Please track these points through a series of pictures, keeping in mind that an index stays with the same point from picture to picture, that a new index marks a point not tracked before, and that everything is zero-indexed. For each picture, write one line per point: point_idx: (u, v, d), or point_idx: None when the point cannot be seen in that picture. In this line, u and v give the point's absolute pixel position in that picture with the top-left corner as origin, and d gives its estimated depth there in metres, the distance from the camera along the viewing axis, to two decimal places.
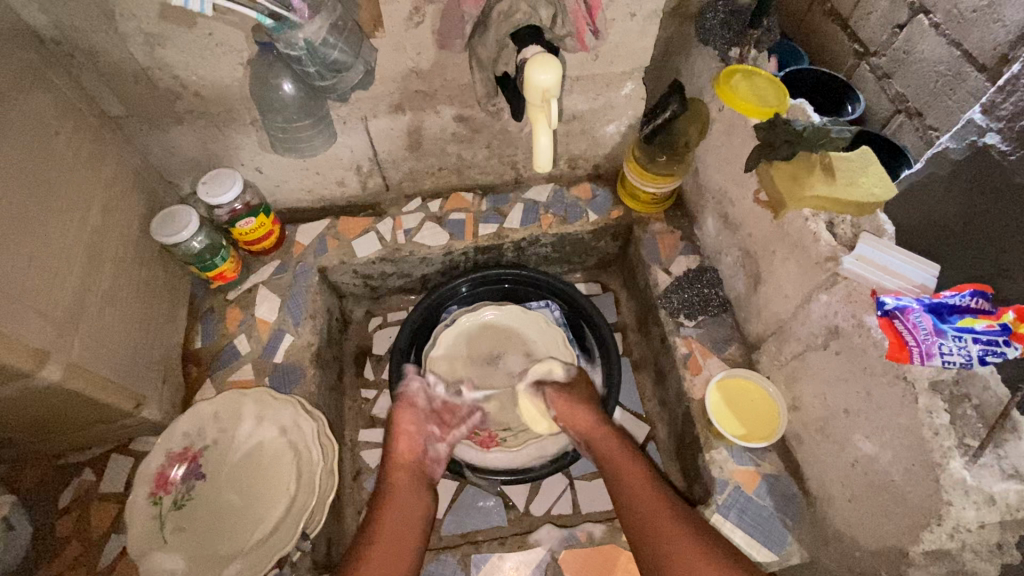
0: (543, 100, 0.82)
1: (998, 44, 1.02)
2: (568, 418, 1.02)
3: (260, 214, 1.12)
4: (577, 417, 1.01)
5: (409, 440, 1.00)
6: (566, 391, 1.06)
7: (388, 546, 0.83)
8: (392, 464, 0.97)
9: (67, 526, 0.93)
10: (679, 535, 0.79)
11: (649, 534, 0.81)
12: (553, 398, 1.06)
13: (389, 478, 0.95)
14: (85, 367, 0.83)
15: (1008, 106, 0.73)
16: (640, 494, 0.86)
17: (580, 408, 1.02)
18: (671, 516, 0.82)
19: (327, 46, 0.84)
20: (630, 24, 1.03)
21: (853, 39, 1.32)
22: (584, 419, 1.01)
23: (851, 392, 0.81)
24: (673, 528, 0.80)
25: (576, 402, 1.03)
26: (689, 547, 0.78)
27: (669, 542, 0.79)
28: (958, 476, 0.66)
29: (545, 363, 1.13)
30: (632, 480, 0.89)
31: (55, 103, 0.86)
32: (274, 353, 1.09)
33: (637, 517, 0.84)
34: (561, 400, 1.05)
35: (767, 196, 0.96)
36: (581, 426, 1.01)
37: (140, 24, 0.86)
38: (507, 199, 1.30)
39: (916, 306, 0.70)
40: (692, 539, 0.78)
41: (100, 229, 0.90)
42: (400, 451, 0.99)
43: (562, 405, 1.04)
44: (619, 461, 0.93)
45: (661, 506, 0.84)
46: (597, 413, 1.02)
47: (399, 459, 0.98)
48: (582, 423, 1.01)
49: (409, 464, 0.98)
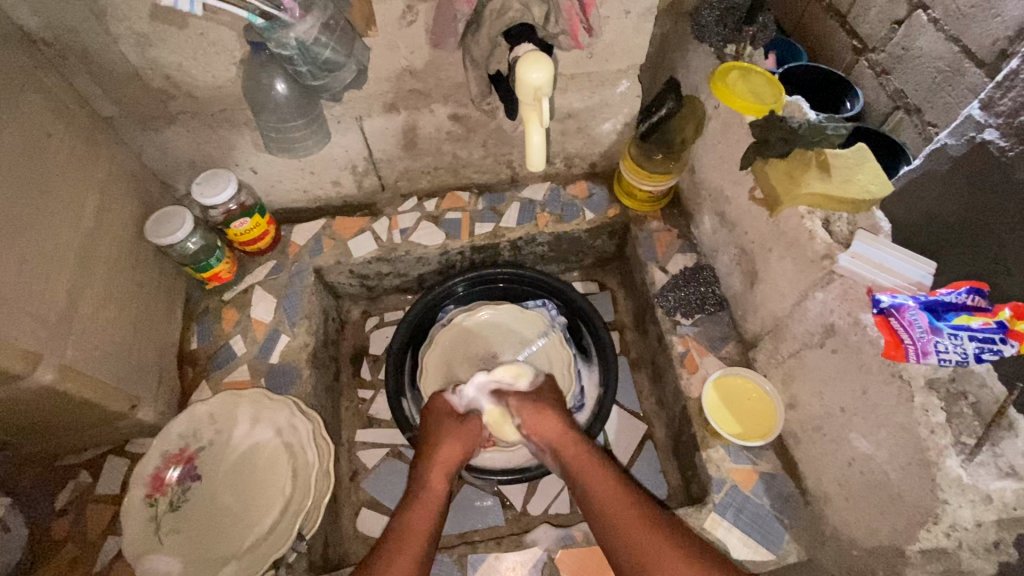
0: (535, 99, 0.82)
1: (996, 39, 1.02)
2: (536, 426, 0.98)
3: (255, 214, 1.11)
4: (546, 426, 0.97)
5: (463, 443, 0.97)
6: (530, 400, 1.01)
7: (414, 549, 0.81)
8: (432, 464, 0.94)
9: (63, 528, 0.93)
10: (660, 543, 0.78)
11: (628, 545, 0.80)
12: (518, 408, 1.01)
13: (428, 479, 0.91)
14: (79, 368, 0.83)
15: (1007, 101, 0.72)
16: (615, 502, 0.85)
17: (547, 416, 0.99)
18: (651, 524, 0.81)
19: (319, 45, 0.83)
20: (624, 21, 1.02)
21: (851, 35, 1.31)
22: (554, 425, 0.97)
23: (847, 391, 0.81)
24: (652, 536, 0.79)
25: (543, 408, 1.00)
26: (670, 555, 0.77)
27: (649, 553, 0.78)
28: (954, 475, 0.66)
29: (511, 367, 1.07)
30: (605, 489, 0.87)
31: (47, 104, 0.86)
32: (270, 353, 1.08)
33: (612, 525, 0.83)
34: (529, 404, 1.01)
35: (762, 194, 0.96)
36: (547, 433, 0.97)
37: (131, 24, 0.86)
38: (503, 198, 1.30)
39: (911, 304, 0.70)
40: (672, 545, 0.78)
41: (94, 232, 0.90)
42: (448, 451, 0.96)
43: (528, 414, 0.99)
44: (586, 469, 0.91)
45: (637, 515, 0.82)
46: (564, 420, 0.99)
47: (444, 459, 0.94)
48: (551, 430, 0.97)
49: (452, 468, 0.94)
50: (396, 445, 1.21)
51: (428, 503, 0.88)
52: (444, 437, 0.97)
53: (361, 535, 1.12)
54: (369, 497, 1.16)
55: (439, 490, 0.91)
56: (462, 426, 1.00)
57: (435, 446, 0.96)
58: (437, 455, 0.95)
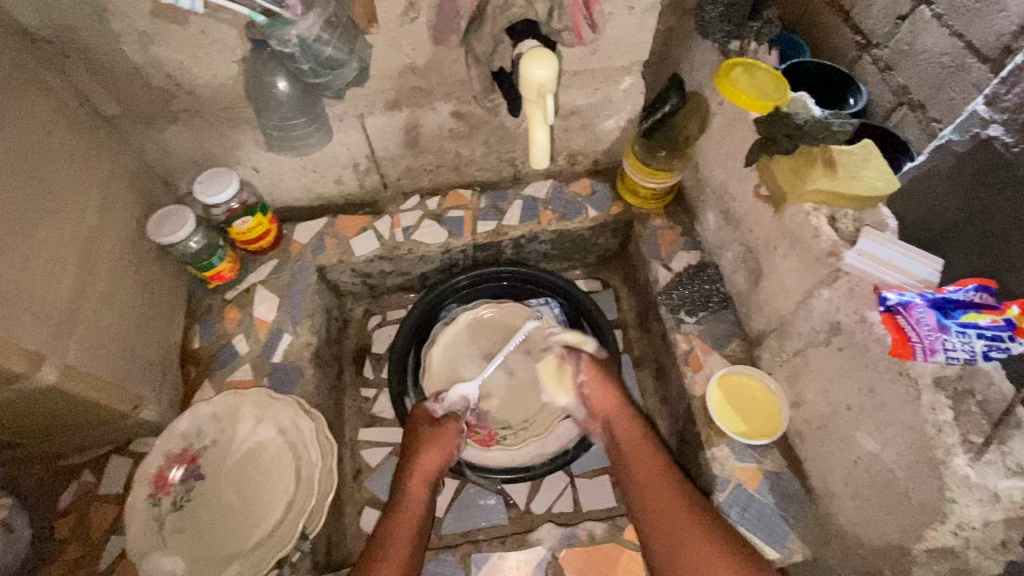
0: (538, 96, 0.81)
1: (1001, 35, 1.01)
2: (595, 395, 1.04)
3: (257, 213, 1.11)
4: (604, 397, 1.03)
5: (443, 449, 0.98)
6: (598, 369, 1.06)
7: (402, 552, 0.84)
8: (412, 470, 0.95)
9: (66, 528, 0.93)
10: (687, 519, 0.83)
11: (665, 524, 0.84)
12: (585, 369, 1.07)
13: (406, 486, 0.93)
14: (82, 368, 0.82)
15: (1012, 97, 0.71)
16: (653, 478, 0.90)
17: (608, 386, 1.04)
18: (682, 500, 0.86)
19: (321, 42, 0.83)
20: (628, 18, 1.01)
21: (855, 31, 1.30)
22: (609, 399, 1.03)
23: (853, 389, 0.80)
24: (683, 511, 0.84)
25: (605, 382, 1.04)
26: (695, 532, 0.81)
27: (678, 527, 0.83)
28: (961, 474, 0.66)
29: (577, 332, 1.12)
30: (646, 466, 0.92)
31: (48, 103, 0.85)
32: (273, 352, 1.08)
33: (647, 500, 0.88)
34: (593, 373, 1.06)
35: (767, 191, 0.95)
36: (606, 403, 1.03)
37: (132, 22, 0.86)
38: (506, 195, 1.29)
39: (919, 302, 0.69)
40: (699, 523, 0.82)
41: (95, 230, 0.90)
42: (426, 458, 0.97)
43: (592, 381, 1.05)
44: (633, 446, 0.96)
45: (674, 491, 0.87)
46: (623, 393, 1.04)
47: (422, 467, 0.96)
48: (609, 401, 1.03)
49: (431, 473, 0.96)
50: (399, 444, 1.20)
51: (411, 509, 0.90)
52: (422, 443, 0.98)
53: (365, 534, 1.11)
54: (372, 496, 1.15)
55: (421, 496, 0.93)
56: (439, 430, 1.00)
57: (415, 453, 0.97)
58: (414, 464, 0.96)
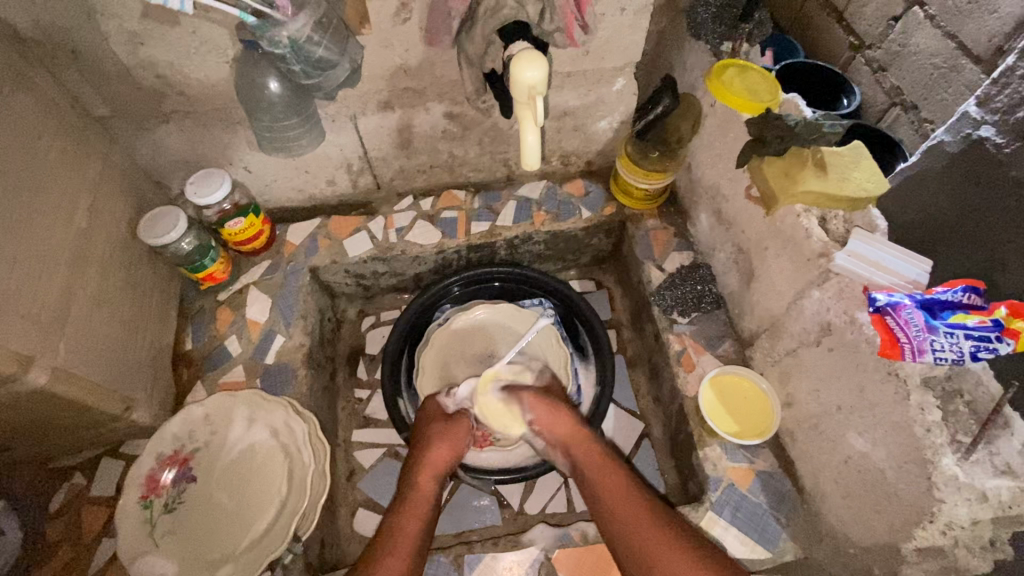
0: (529, 97, 0.81)
1: (993, 36, 1.02)
2: (547, 425, 0.97)
3: (250, 214, 1.11)
4: (558, 424, 0.96)
5: (454, 444, 0.96)
6: (544, 396, 0.99)
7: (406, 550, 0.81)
8: (421, 465, 0.93)
9: (58, 530, 0.93)
10: (665, 541, 0.79)
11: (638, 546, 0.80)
12: (533, 403, 0.98)
13: (416, 482, 0.91)
14: (72, 370, 0.82)
15: (1003, 98, 0.72)
16: (621, 499, 0.85)
17: (560, 410, 0.97)
18: (656, 521, 0.81)
19: (312, 43, 0.83)
20: (620, 19, 1.02)
21: (848, 32, 1.31)
22: (565, 425, 0.96)
23: (843, 389, 0.81)
24: (659, 534, 0.80)
25: (556, 407, 0.98)
26: (674, 554, 0.77)
27: (656, 551, 0.78)
28: (949, 473, 0.66)
29: (513, 367, 1.06)
30: (614, 485, 0.87)
31: (38, 105, 0.85)
32: (266, 354, 1.08)
33: (620, 522, 0.83)
34: (542, 401, 0.99)
35: (758, 192, 0.96)
36: (560, 428, 0.96)
37: (122, 23, 0.86)
38: (499, 196, 1.29)
39: (908, 303, 0.70)
40: (677, 545, 0.78)
41: (86, 232, 0.89)
42: (437, 453, 0.94)
43: (541, 411, 0.98)
44: (597, 467, 0.91)
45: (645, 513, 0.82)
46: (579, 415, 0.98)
47: (433, 461, 0.93)
48: (564, 425, 0.96)
49: (441, 470, 0.93)
50: (393, 445, 1.20)
51: (417, 505, 0.87)
52: (434, 438, 0.96)
53: (358, 535, 1.11)
54: (365, 497, 1.15)
55: (427, 492, 0.90)
56: (453, 425, 0.98)
57: (425, 448, 0.94)
58: (424, 458, 0.93)
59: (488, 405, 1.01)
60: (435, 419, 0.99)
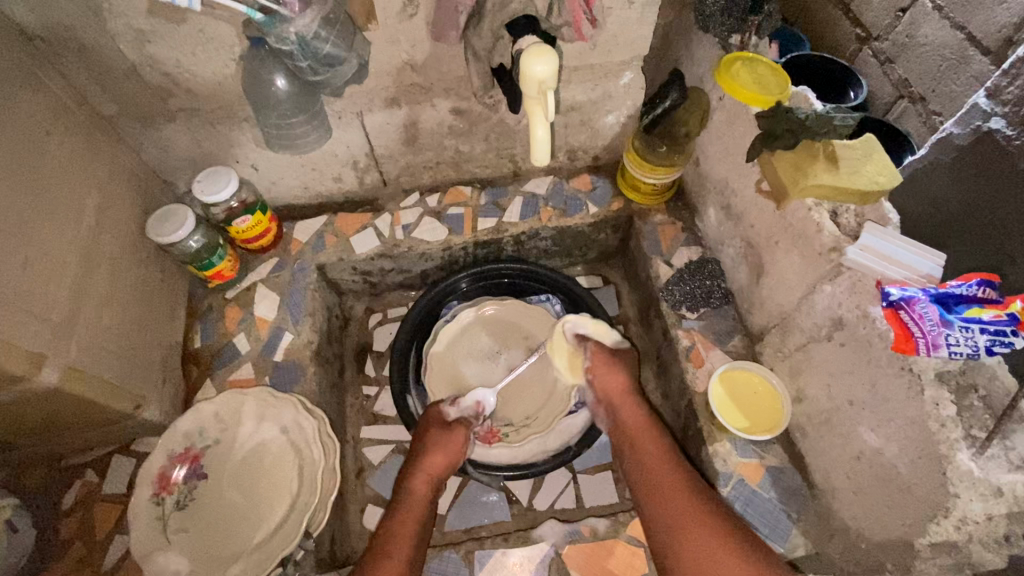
0: (539, 92, 0.81)
1: (1002, 27, 1.00)
2: (603, 381, 1.03)
3: (257, 211, 1.10)
4: (613, 383, 1.02)
5: (449, 454, 0.95)
6: (608, 353, 1.05)
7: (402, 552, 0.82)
8: (416, 471, 0.93)
9: (71, 528, 0.93)
10: (694, 513, 0.81)
11: (667, 516, 0.83)
12: (593, 354, 1.06)
13: (411, 487, 0.91)
14: (83, 369, 0.82)
15: (1013, 90, 0.71)
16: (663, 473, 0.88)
17: (617, 373, 1.03)
18: (687, 492, 0.84)
19: (319, 40, 0.83)
20: (627, 12, 1.01)
21: (855, 23, 1.29)
22: (618, 387, 1.02)
23: (856, 384, 0.80)
24: (691, 505, 0.82)
25: (615, 367, 1.03)
26: (708, 530, 0.79)
27: (685, 522, 0.81)
28: (964, 469, 0.65)
29: (598, 324, 1.09)
30: (653, 459, 0.91)
31: (46, 103, 0.85)
32: (275, 351, 1.08)
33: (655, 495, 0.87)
34: (603, 358, 1.05)
35: (769, 186, 0.95)
36: (611, 391, 1.02)
37: (129, 20, 0.85)
38: (506, 192, 1.29)
39: (922, 297, 0.69)
40: (707, 520, 0.80)
41: (95, 230, 0.90)
42: (432, 460, 0.94)
43: (600, 367, 1.04)
44: (643, 438, 0.95)
45: (682, 489, 0.85)
46: (632, 384, 1.01)
47: (428, 467, 0.93)
48: (615, 388, 1.02)
49: (437, 476, 0.93)
50: (402, 442, 1.20)
51: (411, 509, 0.88)
52: (429, 445, 0.96)
53: (368, 532, 1.12)
54: (374, 494, 1.15)
55: (422, 497, 0.90)
56: (449, 435, 0.98)
57: (420, 455, 0.95)
58: (421, 463, 0.94)
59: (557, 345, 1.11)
60: (433, 424, 0.99)
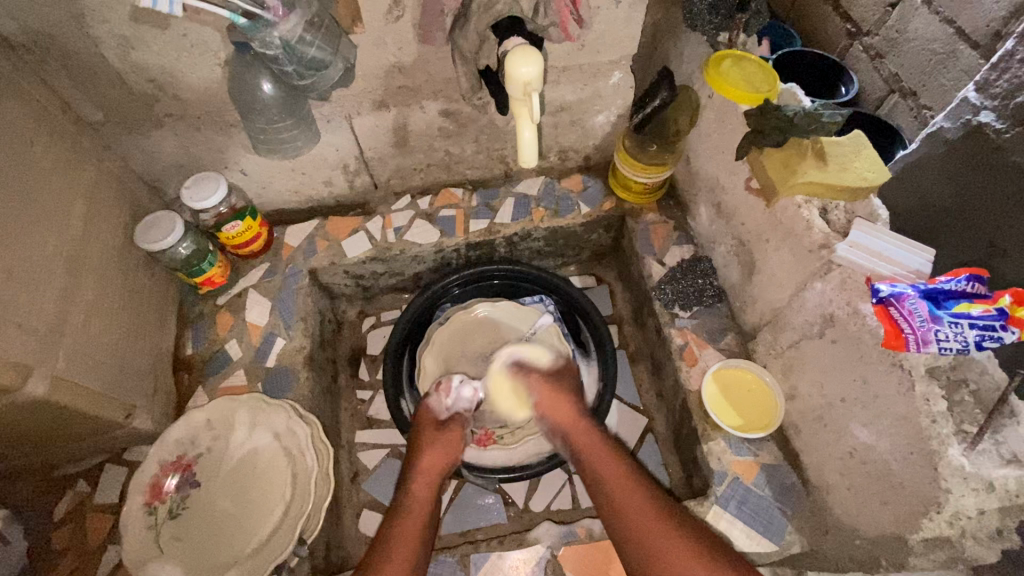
0: (524, 94, 0.80)
1: (992, 20, 1.00)
2: (548, 408, 0.99)
3: (247, 217, 1.10)
4: (559, 409, 0.98)
5: (447, 453, 0.95)
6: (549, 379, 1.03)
7: (405, 551, 0.80)
8: (415, 474, 0.92)
9: (63, 538, 0.93)
10: (665, 533, 0.76)
11: (635, 540, 0.78)
12: (536, 385, 1.02)
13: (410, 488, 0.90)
14: (72, 379, 0.82)
15: (1002, 83, 0.71)
16: (624, 492, 0.82)
17: (563, 399, 0.99)
18: (656, 512, 0.79)
19: (303, 43, 0.82)
20: (615, 11, 1.01)
21: (845, 18, 1.29)
22: (566, 410, 0.98)
23: (847, 380, 0.80)
24: (660, 528, 0.77)
25: (559, 392, 1.00)
26: (678, 547, 0.74)
27: (656, 545, 0.76)
28: (956, 464, 0.65)
29: (536, 347, 1.08)
30: (613, 479, 0.85)
31: (31, 112, 0.84)
32: (267, 356, 1.07)
33: (622, 519, 0.80)
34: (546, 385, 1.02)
35: (758, 184, 0.95)
36: (561, 417, 0.97)
37: (112, 27, 0.85)
38: (497, 193, 1.29)
39: (912, 292, 0.69)
40: (679, 539, 0.75)
41: (82, 239, 0.89)
42: (431, 459, 0.94)
43: (544, 394, 1.00)
44: (599, 460, 0.89)
45: (648, 503, 0.80)
46: (580, 405, 0.98)
47: (427, 469, 0.93)
48: (564, 414, 0.97)
49: (435, 476, 0.92)
50: (396, 445, 1.20)
51: (413, 508, 0.86)
52: (426, 444, 0.95)
53: (364, 536, 1.11)
54: (370, 498, 1.15)
55: (422, 499, 0.88)
56: (445, 433, 0.97)
57: (419, 453, 0.95)
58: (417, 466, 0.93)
59: (499, 388, 1.07)
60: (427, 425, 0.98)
